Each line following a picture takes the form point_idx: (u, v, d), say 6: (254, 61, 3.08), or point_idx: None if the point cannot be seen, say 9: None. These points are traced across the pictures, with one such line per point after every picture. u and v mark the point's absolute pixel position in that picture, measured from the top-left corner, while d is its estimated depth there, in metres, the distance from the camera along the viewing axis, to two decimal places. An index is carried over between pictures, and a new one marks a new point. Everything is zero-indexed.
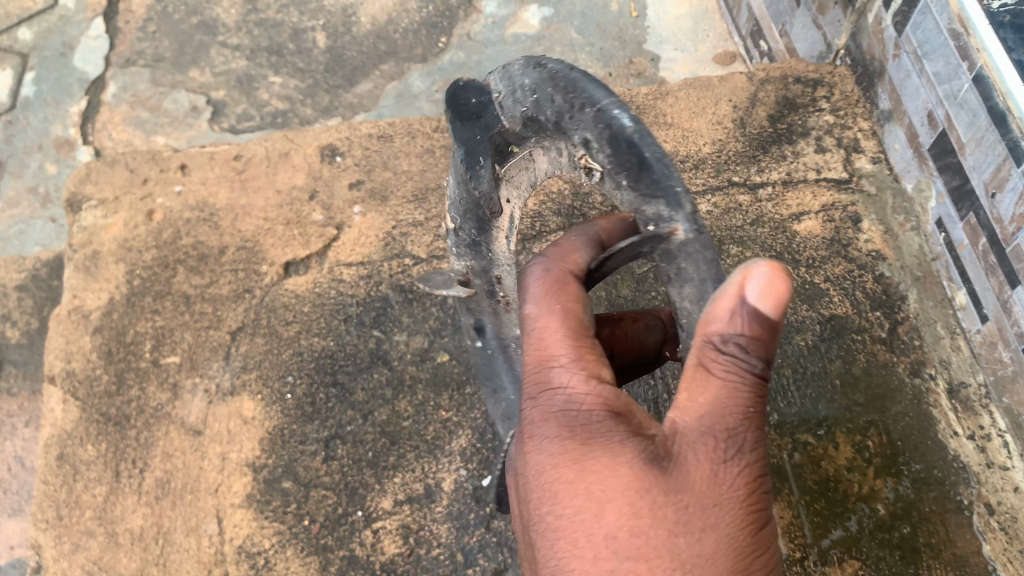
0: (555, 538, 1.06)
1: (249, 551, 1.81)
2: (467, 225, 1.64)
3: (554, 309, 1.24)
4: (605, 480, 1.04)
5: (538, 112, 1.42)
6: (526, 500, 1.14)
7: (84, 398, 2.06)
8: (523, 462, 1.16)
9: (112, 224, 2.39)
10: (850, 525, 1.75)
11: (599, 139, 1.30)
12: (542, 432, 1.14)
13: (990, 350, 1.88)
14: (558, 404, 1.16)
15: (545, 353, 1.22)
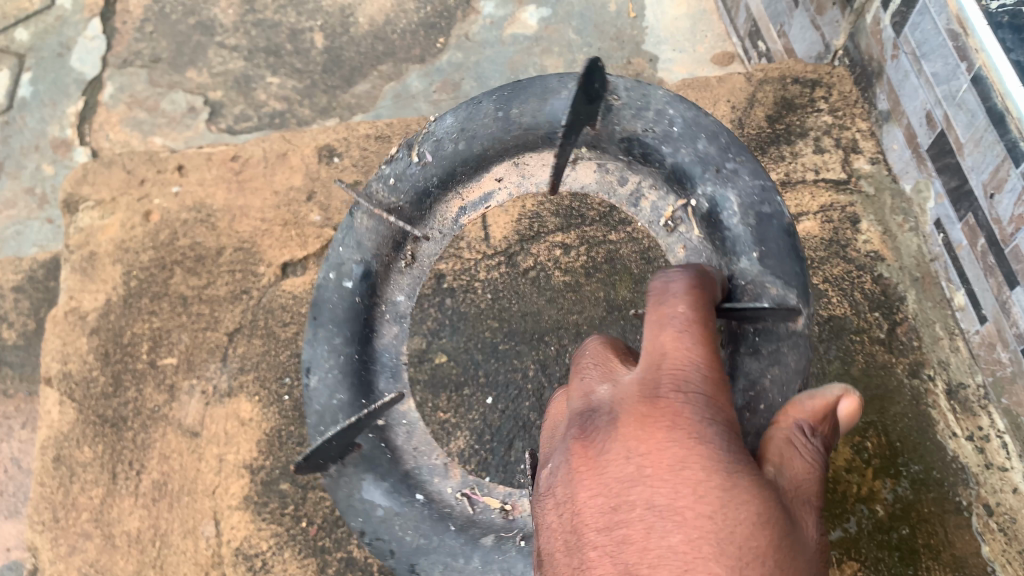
0: (660, 542, 0.85)
1: (246, 552, 1.81)
2: (434, 170, 1.57)
3: (694, 313, 1.06)
4: (738, 502, 0.87)
5: (666, 143, 1.42)
6: (614, 495, 0.92)
7: (81, 400, 2.05)
8: (623, 453, 0.95)
9: (109, 225, 2.38)
10: (849, 526, 1.74)
11: (743, 206, 1.36)
12: (671, 426, 0.94)
13: (989, 350, 1.89)
14: (694, 403, 0.97)
15: (675, 350, 1.03)
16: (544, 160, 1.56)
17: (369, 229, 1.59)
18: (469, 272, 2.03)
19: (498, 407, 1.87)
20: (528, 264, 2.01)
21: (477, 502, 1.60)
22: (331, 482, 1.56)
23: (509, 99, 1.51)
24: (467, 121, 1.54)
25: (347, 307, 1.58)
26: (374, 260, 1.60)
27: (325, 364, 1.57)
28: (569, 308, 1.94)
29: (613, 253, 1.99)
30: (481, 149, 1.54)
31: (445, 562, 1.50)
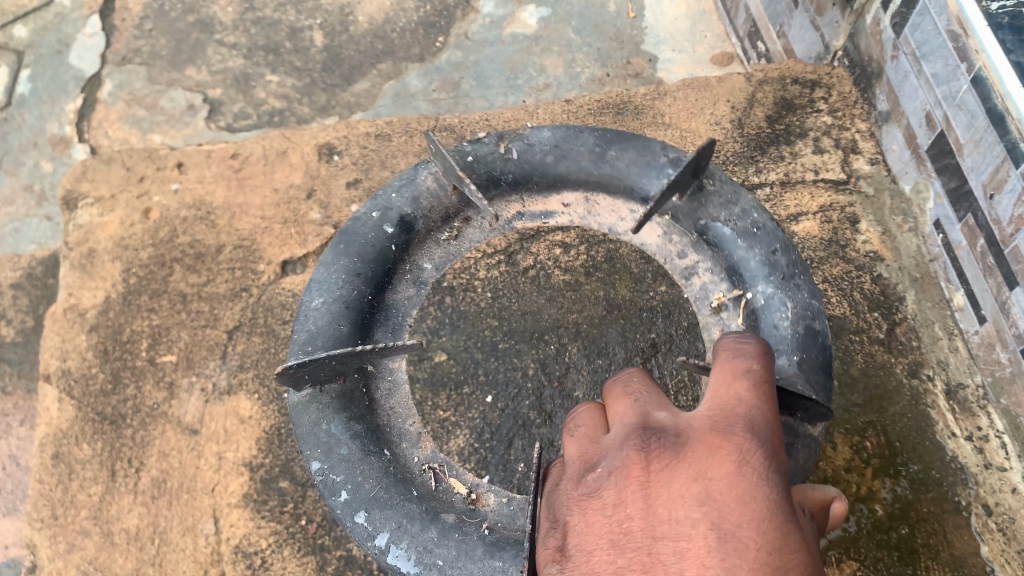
0: (719, 564, 0.74)
1: (246, 550, 1.78)
2: (512, 167, 1.76)
3: (764, 378, 1.01)
4: (792, 551, 0.79)
5: (744, 237, 1.59)
6: (672, 509, 0.81)
7: (81, 397, 2.05)
8: (687, 473, 0.84)
9: (108, 223, 2.38)
10: (849, 526, 1.72)
11: (795, 308, 1.50)
12: (738, 461, 0.85)
13: (988, 351, 1.90)
14: (762, 448, 0.88)
15: (742, 404, 0.96)
16: (615, 209, 1.79)
17: (430, 190, 1.76)
18: (468, 271, 2.02)
19: (497, 405, 1.85)
20: (529, 262, 2.01)
21: (441, 481, 1.56)
22: (298, 406, 1.51)
23: (607, 145, 1.73)
24: (562, 138, 1.75)
25: (378, 247, 1.69)
26: (419, 219, 1.75)
27: (334, 291, 1.63)
28: (569, 307, 1.94)
29: (613, 252, 2.01)
30: (566, 171, 1.76)
31: (400, 521, 1.39)
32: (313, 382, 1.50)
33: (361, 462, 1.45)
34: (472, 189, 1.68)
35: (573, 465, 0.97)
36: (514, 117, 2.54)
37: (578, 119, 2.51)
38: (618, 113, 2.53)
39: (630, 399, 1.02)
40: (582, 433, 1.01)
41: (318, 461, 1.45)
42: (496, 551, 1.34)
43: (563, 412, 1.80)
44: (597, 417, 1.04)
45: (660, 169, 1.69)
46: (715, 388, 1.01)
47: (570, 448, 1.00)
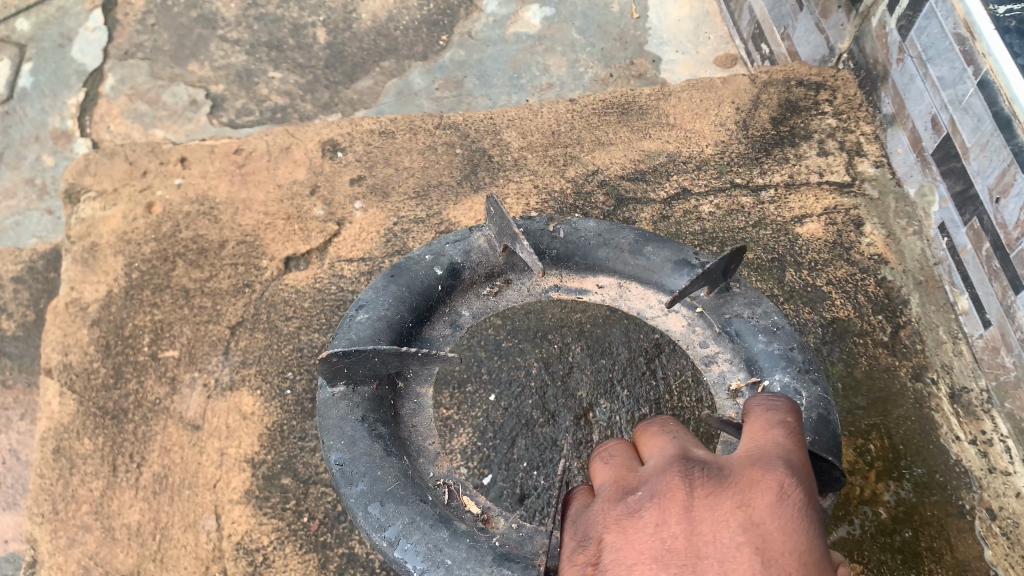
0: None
1: (247, 547, 1.76)
2: (558, 245, 1.77)
3: (799, 432, 1.00)
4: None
5: (766, 335, 1.60)
6: (716, 532, 0.78)
7: (82, 391, 2.04)
8: (730, 501, 0.82)
9: (111, 217, 2.38)
10: (853, 528, 1.70)
11: (806, 396, 1.49)
12: (778, 496, 0.84)
13: (992, 355, 1.91)
14: (803, 488, 0.87)
15: (779, 449, 0.95)
16: (645, 296, 1.79)
17: (481, 248, 1.77)
18: None
19: (500, 404, 1.83)
20: None
21: (454, 497, 1.56)
22: (327, 400, 1.54)
23: (647, 241, 1.76)
24: (606, 230, 1.78)
25: (425, 285, 1.71)
26: (467, 270, 1.76)
27: (379, 310, 1.64)
28: (573, 306, 1.92)
29: None
30: (605, 256, 1.78)
31: (413, 517, 1.37)
32: (348, 379, 1.53)
33: (381, 459, 1.45)
34: (523, 244, 1.63)
35: (607, 488, 0.93)
36: (519, 116, 2.53)
37: (582, 118, 2.52)
38: (623, 113, 2.52)
39: (667, 435, 0.99)
40: (616, 460, 0.98)
41: (339, 452, 1.47)
42: (505, 561, 1.30)
43: (567, 411, 1.79)
44: (630, 449, 1.01)
45: (692, 269, 1.70)
46: (750, 435, 1.00)
47: (603, 474, 0.97)
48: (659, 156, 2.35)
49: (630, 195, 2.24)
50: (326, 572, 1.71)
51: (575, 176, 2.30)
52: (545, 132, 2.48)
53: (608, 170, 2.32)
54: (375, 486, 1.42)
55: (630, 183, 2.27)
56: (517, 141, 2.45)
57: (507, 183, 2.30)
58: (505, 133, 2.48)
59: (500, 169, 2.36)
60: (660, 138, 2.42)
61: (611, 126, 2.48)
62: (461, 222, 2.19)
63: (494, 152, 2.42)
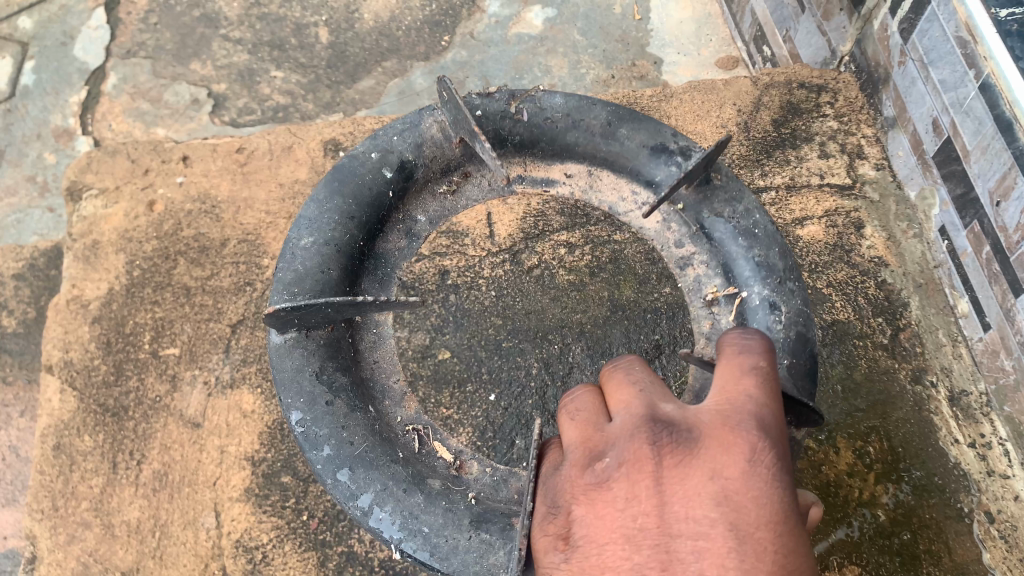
0: (738, 565, 0.76)
1: (246, 545, 1.76)
2: (521, 130, 1.74)
3: (768, 378, 1.02)
4: (802, 553, 0.81)
5: (747, 234, 1.62)
6: (687, 508, 0.81)
7: (82, 388, 2.05)
8: (701, 470, 0.85)
9: (112, 215, 2.38)
10: (851, 530, 1.72)
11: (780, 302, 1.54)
12: (750, 460, 0.86)
13: (992, 358, 1.91)
14: (773, 448, 0.89)
15: (750, 404, 0.96)
16: (618, 188, 1.80)
17: (434, 139, 1.72)
18: (473, 269, 2.00)
19: (500, 404, 1.83)
20: (533, 262, 2.01)
21: (425, 444, 1.59)
22: (279, 349, 1.48)
23: (620, 122, 1.72)
24: (574, 109, 1.73)
25: (375, 190, 1.66)
26: (420, 166, 1.72)
27: (324, 231, 1.59)
28: (574, 307, 1.93)
29: (618, 253, 2.01)
30: (574, 140, 1.76)
31: (385, 483, 1.38)
32: (299, 327, 1.48)
33: (344, 416, 1.43)
34: (485, 144, 1.58)
35: (576, 452, 0.96)
36: None
37: None
38: None
39: (633, 390, 1.01)
40: (584, 419, 1.01)
41: (300, 411, 1.43)
42: (482, 523, 1.36)
43: None
44: (597, 403, 1.03)
45: (669, 156, 1.69)
46: (720, 385, 1.01)
47: (571, 435, 1.00)
48: None
49: None
50: (325, 570, 1.72)
51: None
52: None
53: None
54: (342, 448, 1.40)
55: None
56: None
57: None
58: None
59: None
60: None
61: None
62: None
63: None
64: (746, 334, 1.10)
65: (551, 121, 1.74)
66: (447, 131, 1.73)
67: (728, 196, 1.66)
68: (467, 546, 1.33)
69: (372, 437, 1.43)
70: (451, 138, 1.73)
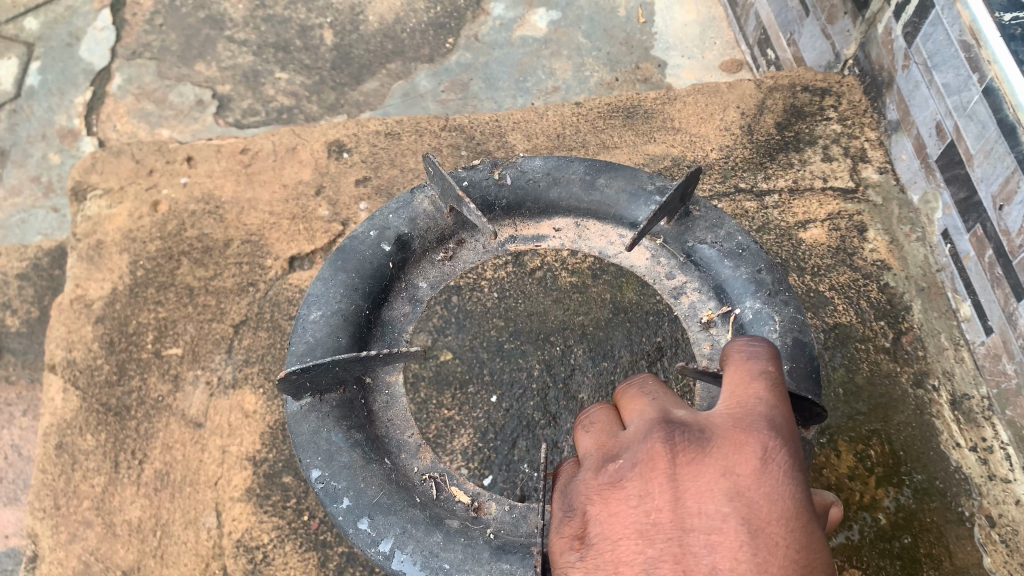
0: (751, 559, 0.75)
1: (247, 545, 1.77)
2: (506, 193, 1.79)
3: (780, 381, 1.01)
4: (814, 550, 0.79)
5: (730, 256, 1.65)
6: (702, 502, 0.81)
7: (85, 387, 2.05)
8: (714, 468, 0.85)
9: (116, 215, 2.39)
10: (852, 534, 1.71)
11: (776, 317, 1.55)
12: (763, 459, 0.86)
13: (994, 362, 1.91)
14: (787, 449, 0.89)
15: (761, 405, 0.96)
16: (605, 233, 1.84)
17: (426, 212, 1.76)
18: (476, 270, 2.00)
19: (502, 405, 1.83)
20: (535, 263, 1.98)
21: (442, 490, 1.57)
22: (295, 415, 1.50)
23: (598, 174, 1.78)
24: (552, 165, 1.80)
25: (376, 263, 1.69)
26: (415, 239, 1.75)
27: (332, 305, 1.61)
28: (576, 309, 1.93)
29: None
30: (557, 196, 1.80)
31: (405, 526, 1.38)
32: (312, 391, 1.49)
33: (361, 468, 1.44)
34: (473, 207, 1.65)
35: (591, 458, 0.97)
36: (524, 118, 2.53)
37: (587, 122, 2.51)
38: (628, 117, 2.51)
39: (647, 400, 1.02)
40: (598, 428, 1.01)
41: (319, 468, 1.44)
42: (502, 553, 1.34)
43: (568, 413, 1.79)
44: (611, 414, 1.04)
45: (648, 196, 1.74)
46: (730, 391, 1.00)
47: (586, 444, 1.01)
48: (663, 159, 2.34)
49: None
50: (326, 570, 1.72)
51: None
52: (550, 134, 2.47)
53: None
54: (363, 503, 1.41)
55: None
56: (523, 143, 2.44)
57: None
58: (511, 135, 2.47)
59: None
60: (665, 142, 2.42)
61: (617, 130, 2.47)
62: None
63: (500, 154, 2.42)
64: (747, 339, 1.09)
65: (533, 182, 1.80)
66: (436, 203, 1.77)
67: (704, 221, 1.71)
68: None
69: (395, 489, 1.44)
70: (440, 209, 1.77)
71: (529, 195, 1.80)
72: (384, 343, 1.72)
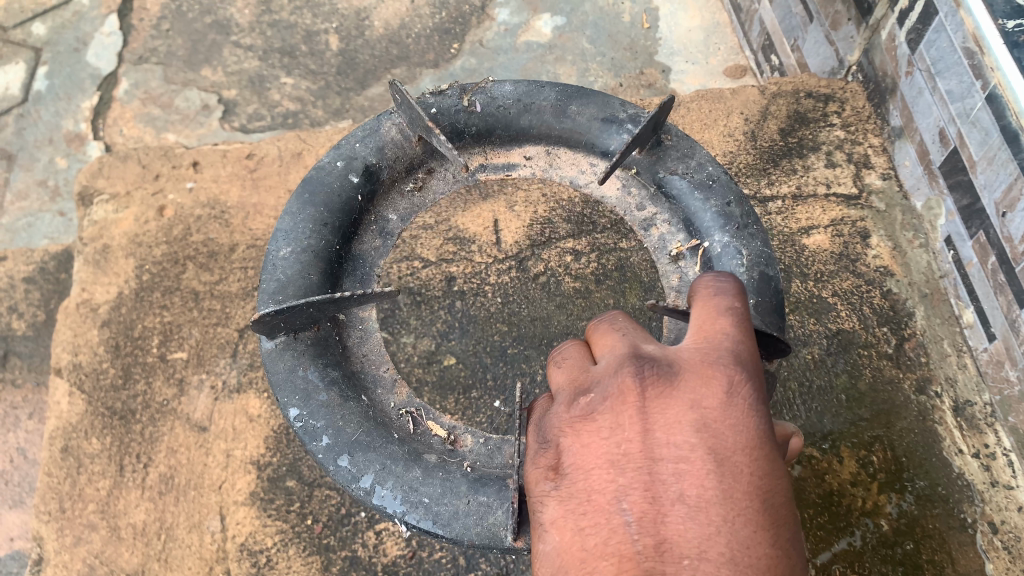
0: (717, 485, 0.79)
1: (251, 548, 1.78)
2: (477, 122, 1.73)
3: (744, 318, 1.04)
4: (776, 476, 0.83)
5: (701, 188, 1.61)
6: (668, 431, 0.84)
7: (91, 391, 2.07)
8: (682, 401, 0.87)
9: (123, 219, 2.40)
10: (854, 539, 1.73)
11: (745, 251, 1.52)
12: (729, 391, 0.88)
13: (997, 368, 1.91)
14: (751, 380, 0.92)
15: (726, 340, 0.98)
16: (576, 162, 1.77)
17: (394, 141, 1.70)
18: (479, 276, 2.02)
19: (505, 410, 1.84)
20: (539, 269, 2.01)
21: (419, 424, 1.53)
22: (271, 353, 1.47)
23: (569, 100, 1.71)
24: (522, 93, 1.73)
25: (344, 197, 1.63)
26: (384, 169, 1.69)
27: (300, 241, 1.55)
28: (579, 314, 1.94)
29: (623, 261, 2.01)
30: (528, 125, 1.74)
31: (384, 462, 1.37)
32: (287, 329, 1.46)
33: (336, 405, 1.42)
34: (441, 138, 1.58)
35: (563, 393, 0.98)
36: None
37: None
38: None
39: (617, 337, 1.03)
40: (569, 364, 1.03)
41: (296, 407, 1.42)
42: (480, 486, 1.35)
43: None
44: (582, 350, 1.05)
45: (619, 124, 1.68)
46: (697, 326, 1.02)
47: (558, 380, 1.02)
48: None
49: None
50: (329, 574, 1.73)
51: None
52: None
53: None
54: (342, 438, 1.39)
55: None
56: None
57: None
58: None
59: None
60: None
61: None
62: (469, 233, 2.10)
63: None
64: (712, 278, 1.11)
65: (503, 109, 1.73)
66: (406, 131, 1.71)
67: (674, 153, 1.66)
68: (467, 512, 1.32)
69: (372, 425, 1.42)
70: (410, 138, 1.71)
71: (500, 125, 1.74)
72: (357, 277, 1.66)
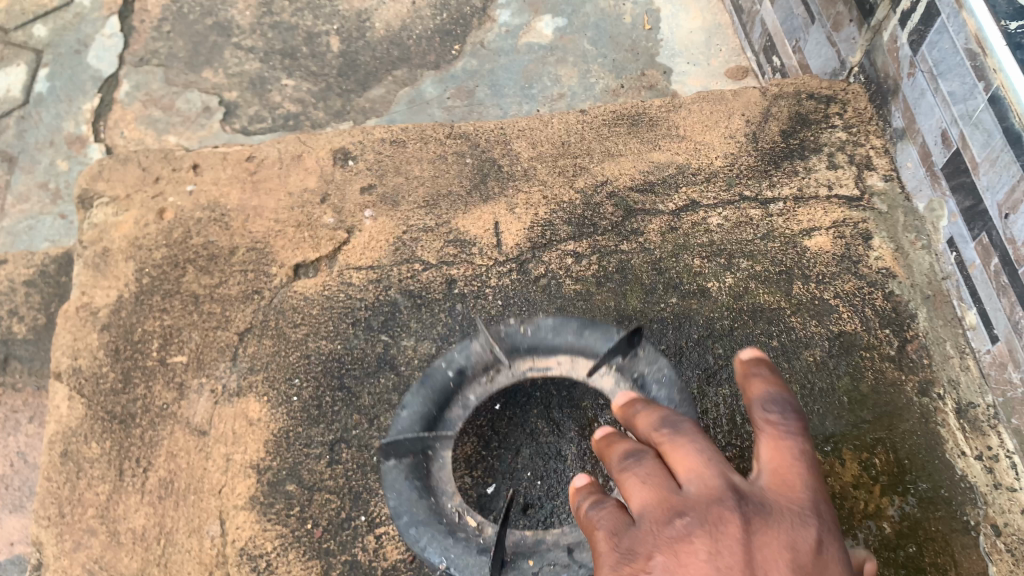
0: None
1: (251, 553, 1.82)
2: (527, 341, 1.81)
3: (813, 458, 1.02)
4: None
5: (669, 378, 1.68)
6: (769, 565, 0.81)
7: (91, 395, 2.05)
8: (778, 541, 0.84)
9: (123, 223, 2.36)
10: (856, 543, 1.71)
11: None
12: (817, 539, 0.87)
13: (1000, 370, 1.88)
14: (831, 529, 0.90)
15: (802, 480, 0.97)
16: (585, 367, 1.81)
17: (481, 359, 1.80)
18: (479, 278, 2.13)
19: (506, 412, 1.90)
20: (539, 271, 2.13)
21: (466, 517, 1.68)
22: (389, 473, 1.70)
23: (584, 324, 1.83)
24: (556, 327, 1.83)
25: (445, 383, 1.77)
26: (478, 373, 1.80)
27: (412, 406, 1.73)
28: (579, 317, 1.99)
29: (624, 263, 2.13)
30: (556, 343, 1.82)
31: (436, 534, 1.64)
32: (399, 455, 1.69)
33: (408, 493, 1.67)
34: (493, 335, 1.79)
35: (645, 505, 0.92)
36: (529, 125, 2.48)
37: (592, 129, 2.46)
38: (633, 124, 2.46)
39: (696, 448, 0.98)
40: (646, 470, 0.97)
41: (393, 498, 1.68)
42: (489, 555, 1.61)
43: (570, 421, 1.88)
44: (654, 457, 1.00)
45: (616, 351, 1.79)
46: (770, 461, 1.00)
47: (635, 492, 0.95)
48: (668, 168, 2.33)
49: (639, 207, 2.25)
50: None
51: (584, 188, 2.30)
52: (555, 142, 2.43)
53: (617, 180, 2.31)
54: (415, 521, 1.65)
55: (639, 194, 2.27)
56: (527, 152, 2.41)
57: (516, 193, 2.31)
58: (515, 143, 2.44)
59: (509, 179, 2.34)
60: (669, 150, 2.39)
61: (621, 138, 2.43)
62: (471, 235, 2.22)
63: (503, 162, 2.39)
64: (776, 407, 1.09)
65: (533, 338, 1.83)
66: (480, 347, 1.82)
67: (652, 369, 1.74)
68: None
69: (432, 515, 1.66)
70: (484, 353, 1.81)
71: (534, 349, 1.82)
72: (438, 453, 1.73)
